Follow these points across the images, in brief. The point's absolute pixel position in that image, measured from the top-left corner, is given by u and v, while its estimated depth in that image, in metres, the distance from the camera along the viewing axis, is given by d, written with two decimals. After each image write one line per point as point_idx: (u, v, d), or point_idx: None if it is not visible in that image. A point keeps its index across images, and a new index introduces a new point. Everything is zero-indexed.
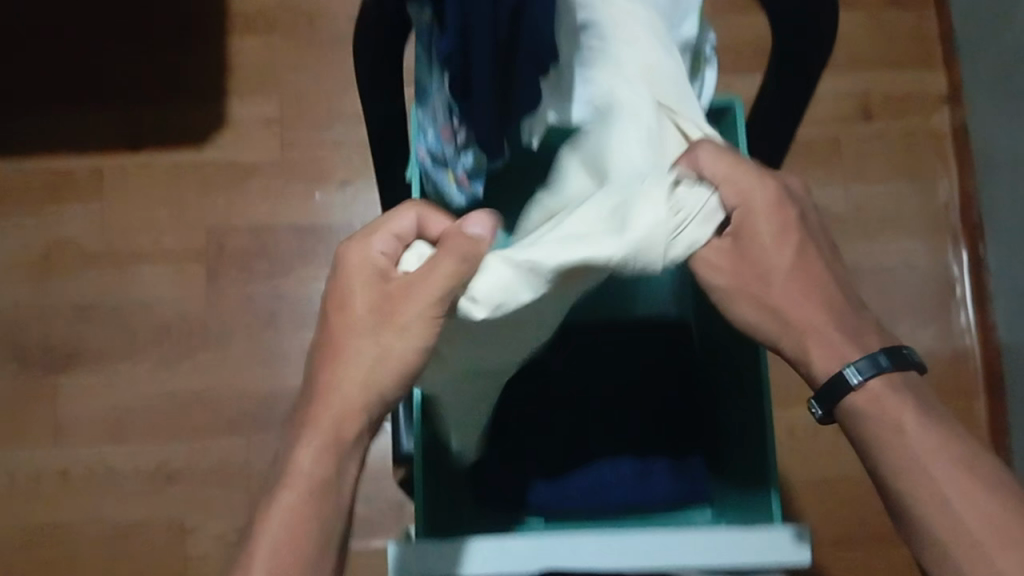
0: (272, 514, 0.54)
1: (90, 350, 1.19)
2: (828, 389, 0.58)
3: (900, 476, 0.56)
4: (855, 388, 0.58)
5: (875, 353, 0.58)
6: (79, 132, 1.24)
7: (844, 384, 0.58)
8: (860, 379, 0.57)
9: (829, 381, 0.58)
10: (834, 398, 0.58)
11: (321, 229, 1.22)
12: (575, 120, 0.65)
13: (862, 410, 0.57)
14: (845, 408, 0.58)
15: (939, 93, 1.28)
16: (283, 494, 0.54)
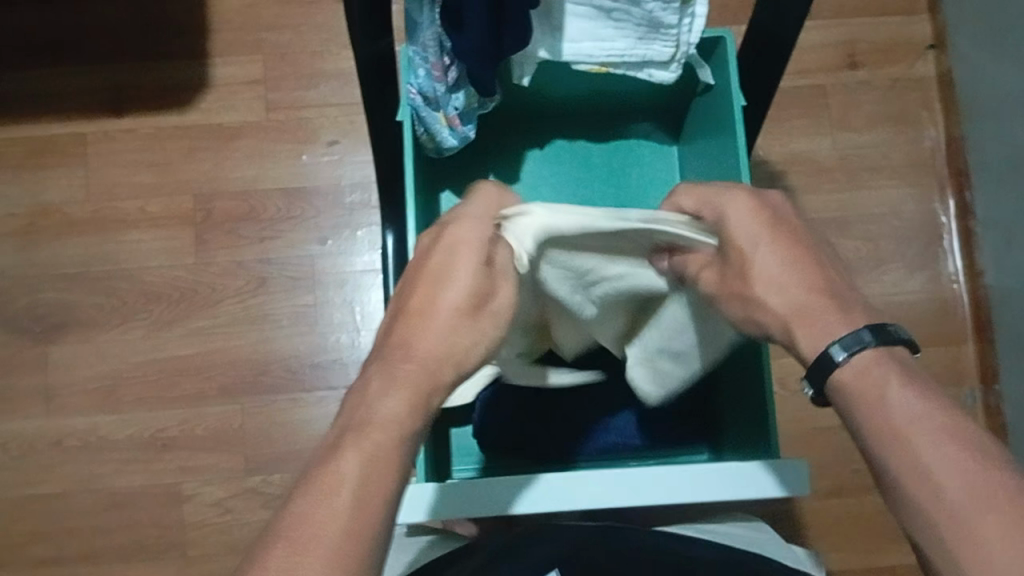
0: (347, 459, 0.46)
1: (79, 318, 1.17)
2: (816, 367, 0.57)
3: (878, 444, 0.52)
4: (841, 364, 0.55)
5: (860, 329, 0.56)
6: (58, 96, 1.21)
7: (830, 361, 0.56)
8: (846, 355, 0.55)
9: (816, 359, 0.57)
10: (822, 375, 0.56)
11: (309, 190, 1.20)
12: (563, 58, 0.73)
13: (847, 383, 0.55)
14: (833, 386, 0.56)
15: (926, 40, 1.28)
16: (359, 438, 0.47)
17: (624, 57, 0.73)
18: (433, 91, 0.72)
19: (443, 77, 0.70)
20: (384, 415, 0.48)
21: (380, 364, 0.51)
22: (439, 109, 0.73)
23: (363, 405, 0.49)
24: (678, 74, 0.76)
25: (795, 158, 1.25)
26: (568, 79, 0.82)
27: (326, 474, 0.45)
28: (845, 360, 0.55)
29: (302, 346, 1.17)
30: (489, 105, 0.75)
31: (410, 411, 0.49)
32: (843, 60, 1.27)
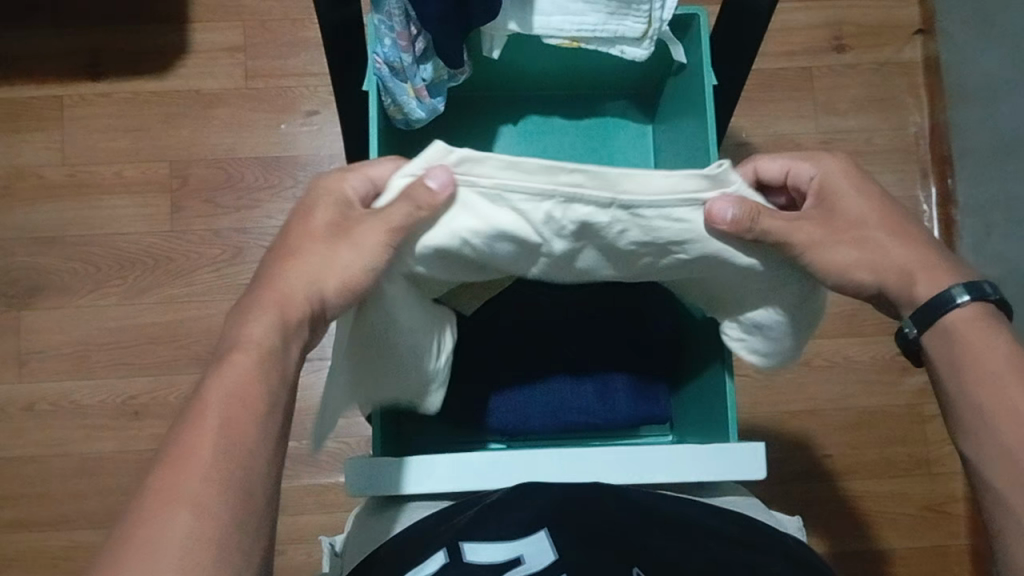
0: (213, 387, 0.52)
1: (52, 283, 1.16)
2: (930, 308, 0.61)
3: (965, 392, 0.58)
4: (957, 307, 0.60)
5: (982, 282, 0.61)
6: (35, 58, 1.19)
7: (949, 303, 0.60)
8: (964, 300, 0.60)
9: (935, 299, 0.61)
10: (935, 313, 0.61)
11: (288, 160, 1.19)
12: (535, 29, 0.72)
13: (959, 327, 0.60)
14: (938, 326, 0.61)
15: (912, 25, 1.27)
16: (219, 378, 0.52)
17: (595, 33, 0.72)
18: (399, 61, 0.72)
19: (409, 47, 0.70)
20: (247, 340, 0.55)
21: (244, 310, 0.57)
22: (407, 81, 0.73)
23: (235, 332, 0.56)
24: (651, 51, 0.75)
25: (776, 141, 1.24)
26: (541, 55, 0.82)
27: (197, 410, 0.50)
28: (965, 304, 0.60)
29: None
30: (459, 79, 0.76)
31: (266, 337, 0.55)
32: (829, 42, 1.26)
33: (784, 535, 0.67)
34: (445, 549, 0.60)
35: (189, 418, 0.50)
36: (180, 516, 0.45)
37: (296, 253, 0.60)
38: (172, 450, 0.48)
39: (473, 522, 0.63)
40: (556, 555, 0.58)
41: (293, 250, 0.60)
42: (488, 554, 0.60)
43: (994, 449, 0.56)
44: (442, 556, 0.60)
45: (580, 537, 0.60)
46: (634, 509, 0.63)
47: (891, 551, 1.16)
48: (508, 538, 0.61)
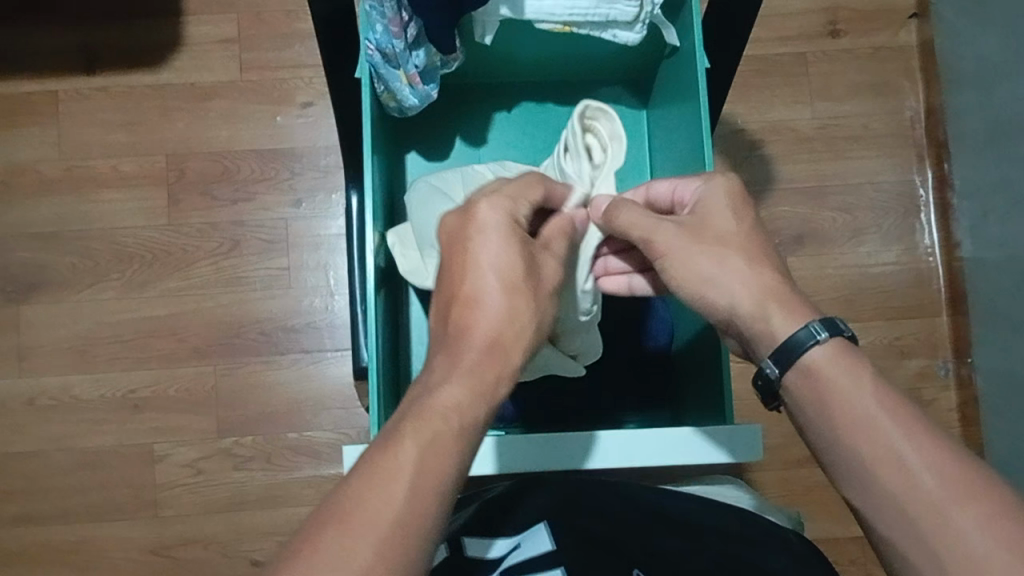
0: (407, 442, 0.48)
1: (51, 278, 1.16)
2: (788, 347, 0.56)
3: (829, 437, 0.54)
4: (816, 344, 0.56)
5: (835, 318, 0.57)
6: (31, 53, 1.20)
7: (806, 341, 0.56)
8: (821, 337, 0.56)
9: (789, 338, 0.57)
10: (790, 356, 0.56)
11: (284, 153, 1.19)
12: (527, 15, 0.72)
13: (821, 368, 0.55)
14: (801, 367, 0.56)
15: (907, 8, 1.27)
16: (415, 425, 0.49)
17: (586, 17, 0.73)
18: (391, 47, 0.72)
19: (401, 33, 0.71)
20: (447, 404, 0.51)
21: (443, 361, 0.55)
22: (399, 67, 0.74)
23: (422, 396, 0.52)
24: (643, 35, 0.75)
25: (772, 127, 1.24)
26: (533, 40, 0.82)
27: (386, 460, 0.47)
28: (820, 346, 0.56)
29: (275, 308, 1.16)
30: (451, 65, 0.76)
31: (470, 400, 0.52)
32: (824, 27, 1.26)
33: (784, 530, 0.65)
34: (448, 543, 0.63)
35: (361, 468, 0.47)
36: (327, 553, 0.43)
37: (479, 299, 0.57)
38: (336, 503, 0.46)
39: (478, 514, 0.65)
40: (551, 547, 0.61)
41: (481, 304, 0.57)
42: (488, 549, 0.62)
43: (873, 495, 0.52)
44: (444, 550, 0.63)
45: (578, 535, 0.62)
46: (629, 506, 0.65)
47: None
48: (507, 534, 0.63)
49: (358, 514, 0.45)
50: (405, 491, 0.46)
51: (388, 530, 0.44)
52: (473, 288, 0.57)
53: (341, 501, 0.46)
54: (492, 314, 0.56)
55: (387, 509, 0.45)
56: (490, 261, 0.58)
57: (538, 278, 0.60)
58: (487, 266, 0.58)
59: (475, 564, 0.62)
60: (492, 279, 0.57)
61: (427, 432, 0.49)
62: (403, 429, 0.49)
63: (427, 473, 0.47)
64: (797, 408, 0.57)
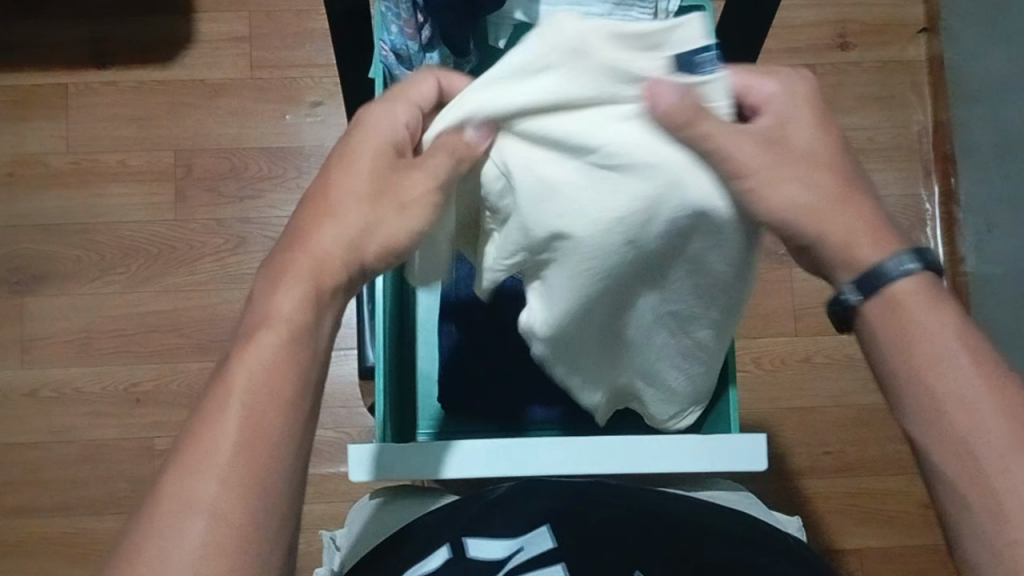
0: (246, 362, 0.48)
1: (56, 270, 1.16)
2: (867, 279, 0.52)
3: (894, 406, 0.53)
4: (898, 279, 0.51)
5: (921, 248, 0.52)
6: (43, 46, 1.20)
7: (885, 274, 0.51)
8: (906, 270, 0.51)
9: (869, 269, 0.52)
10: (870, 289, 0.52)
11: (292, 151, 1.19)
12: (542, 19, 0.73)
13: (896, 304, 0.51)
14: (881, 301, 0.52)
15: (916, 23, 1.28)
16: (241, 351, 0.49)
17: (601, 23, 0.73)
18: (405, 48, 0.73)
19: (415, 34, 0.72)
20: (274, 315, 0.50)
21: (274, 266, 0.52)
22: (412, 68, 0.74)
23: (262, 301, 0.51)
24: None
25: None
26: None
27: (241, 388, 0.48)
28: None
29: None
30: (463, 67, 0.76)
31: (304, 305, 0.50)
32: (834, 39, 1.27)
33: (783, 533, 0.66)
34: (449, 545, 0.63)
35: (210, 400, 0.48)
36: (197, 523, 0.44)
37: (330, 204, 0.54)
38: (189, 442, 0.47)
39: (477, 514, 0.65)
40: (552, 544, 0.63)
41: (333, 201, 0.54)
42: (488, 550, 0.63)
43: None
44: (445, 552, 0.63)
45: (578, 533, 0.63)
46: (630, 503, 0.66)
47: (888, 548, 1.16)
48: (507, 534, 0.64)
49: (210, 457, 0.46)
50: (238, 417, 0.47)
51: (231, 458, 0.46)
52: (352, 149, 0.55)
53: (194, 432, 0.47)
54: (343, 220, 0.53)
55: (217, 451, 0.46)
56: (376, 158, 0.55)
57: (398, 190, 0.54)
58: (364, 146, 0.55)
59: (481, 567, 0.62)
60: (367, 167, 0.55)
61: (261, 356, 0.48)
62: (237, 356, 0.49)
63: (270, 397, 0.48)
64: (864, 344, 0.53)
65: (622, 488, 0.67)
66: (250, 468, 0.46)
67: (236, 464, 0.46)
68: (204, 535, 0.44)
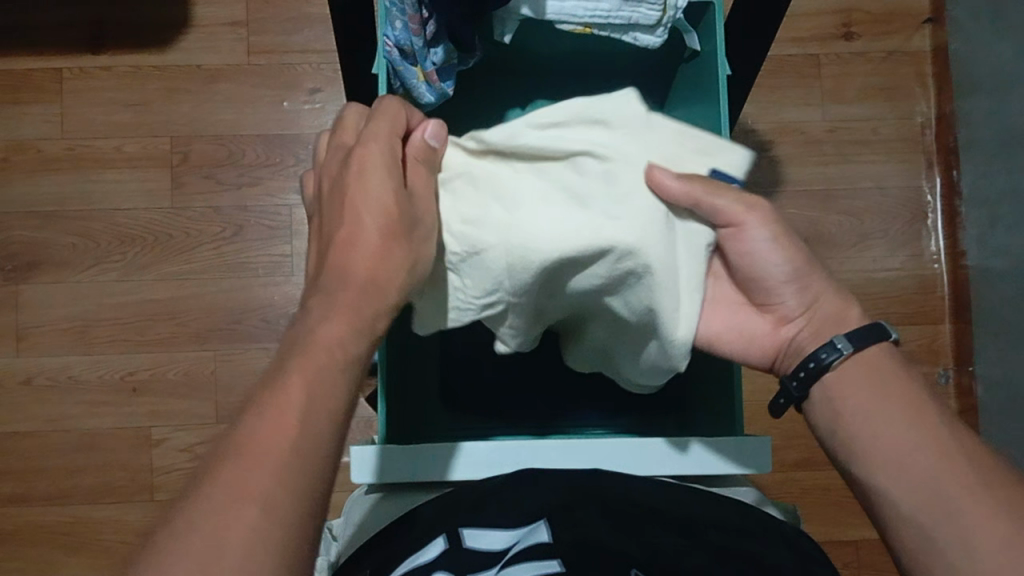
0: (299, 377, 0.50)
1: (51, 257, 1.15)
2: (816, 361, 0.62)
3: (859, 457, 0.59)
4: (844, 355, 0.62)
5: (874, 323, 0.63)
6: (35, 30, 1.18)
7: (832, 351, 0.62)
8: (851, 346, 0.62)
9: (818, 348, 0.63)
10: (819, 369, 0.62)
11: (290, 138, 1.18)
12: (549, 12, 0.71)
13: (843, 379, 0.62)
14: (828, 379, 0.62)
15: (921, 12, 1.26)
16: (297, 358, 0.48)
17: (608, 19, 0.72)
18: (410, 44, 0.71)
19: (421, 30, 0.70)
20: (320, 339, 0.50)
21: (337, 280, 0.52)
22: (416, 64, 0.73)
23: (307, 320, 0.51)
24: (664, 38, 0.75)
25: (782, 127, 1.23)
26: (552, 40, 0.81)
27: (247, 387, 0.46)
28: (849, 353, 0.62)
29: (278, 295, 1.15)
30: (468, 62, 0.76)
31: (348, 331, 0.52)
32: (838, 28, 1.25)
33: (780, 522, 0.66)
34: (446, 535, 0.62)
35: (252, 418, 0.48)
36: (250, 512, 0.43)
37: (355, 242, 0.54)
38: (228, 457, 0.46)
39: (475, 505, 0.65)
40: (549, 539, 0.62)
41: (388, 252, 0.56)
42: (487, 541, 0.62)
43: (889, 476, 0.57)
44: (442, 543, 0.62)
45: (578, 530, 0.62)
46: (632, 501, 0.65)
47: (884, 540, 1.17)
48: (507, 527, 0.63)
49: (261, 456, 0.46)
50: None
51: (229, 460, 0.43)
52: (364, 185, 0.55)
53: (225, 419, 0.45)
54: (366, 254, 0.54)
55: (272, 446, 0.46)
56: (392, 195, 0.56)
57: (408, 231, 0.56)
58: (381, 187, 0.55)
59: (481, 557, 0.61)
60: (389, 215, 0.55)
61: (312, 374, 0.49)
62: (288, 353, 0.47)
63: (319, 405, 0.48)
64: (815, 422, 0.63)
65: (618, 476, 0.67)
66: (301, 466, 0.45)
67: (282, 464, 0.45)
68: (237, 512, 0.43)
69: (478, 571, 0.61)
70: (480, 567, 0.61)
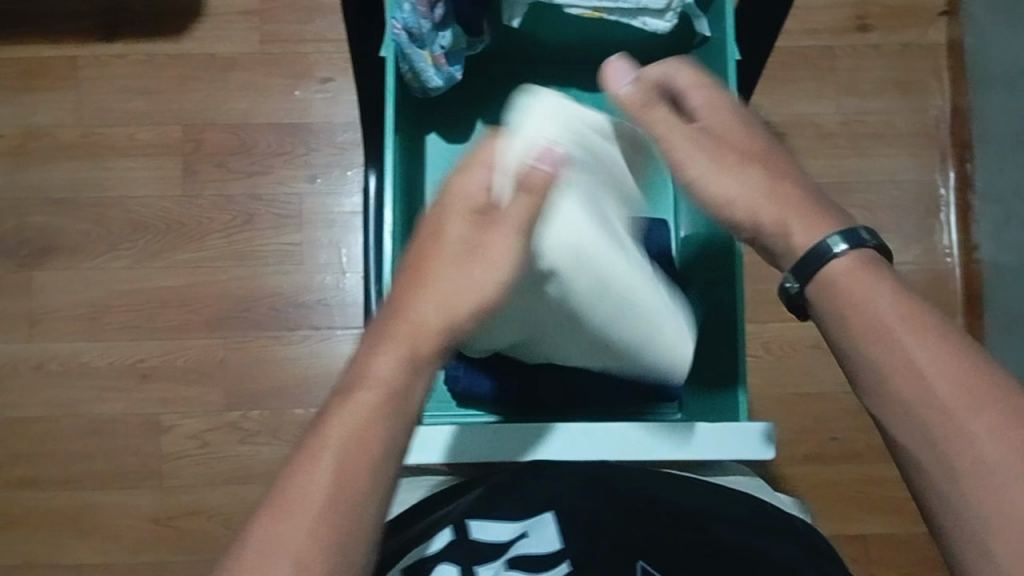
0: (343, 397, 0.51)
1: (65, 243, 1.16)
2: (807, 260, 0.55)
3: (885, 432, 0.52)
4: (838, 257, 0.54)
5: (863, 228, 0.55)
6: (52, 20, 1.19)
7: (826, 252, 0.54)
8: (844, 248, 0.54)
9: (811, 250, 0.55)
10: (812, 268, 0.55)
11: (302, 127, 1.18)
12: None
13: (838, 277, 0.54)
14: (821, 278, 0.54)
15: (937, 6, 1.25)
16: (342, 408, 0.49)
17: (617, 3, 0.72)
18: (418, 27, 0.72)
19: (429, 13, 0.71)
20: None
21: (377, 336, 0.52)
22: (425, 47, 0.73)
23: None
24: (674, 24, 0.74)
25: (795, 120, 1.23)
26: (562, 25, 0.81)
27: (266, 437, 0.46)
28: (843, 253, 0.54)
29: (287, 284, 1.16)
30: (477, 47, 0.76)
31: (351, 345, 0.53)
32: (852, 21, 1.24)
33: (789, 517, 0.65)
34: (452, 526, 0.62)
35: None
36: None
37: None
38: None
39: (481, 496, 0.64)
40: (559, 545, 0.61)
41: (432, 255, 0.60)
42: (492, 532, 0.62)
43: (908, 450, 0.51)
44: (448, 534, 0.62)
45: (589, 528, 0.62)
46: (638, 493, 0.64)
47: (893, 536, 1.16)
48: (512, 518, 0.63)
49: None
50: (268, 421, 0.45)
51: None
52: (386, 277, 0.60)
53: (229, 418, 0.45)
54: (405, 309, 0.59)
55: None
56: None
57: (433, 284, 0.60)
58: None
59: (488, 548, 0.61)
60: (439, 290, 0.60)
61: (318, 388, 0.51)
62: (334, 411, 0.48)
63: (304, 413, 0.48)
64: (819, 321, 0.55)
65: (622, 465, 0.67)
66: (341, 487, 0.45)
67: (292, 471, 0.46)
68: None
69: (483, 563, 0.61)
70: (486, 560, 0.61)
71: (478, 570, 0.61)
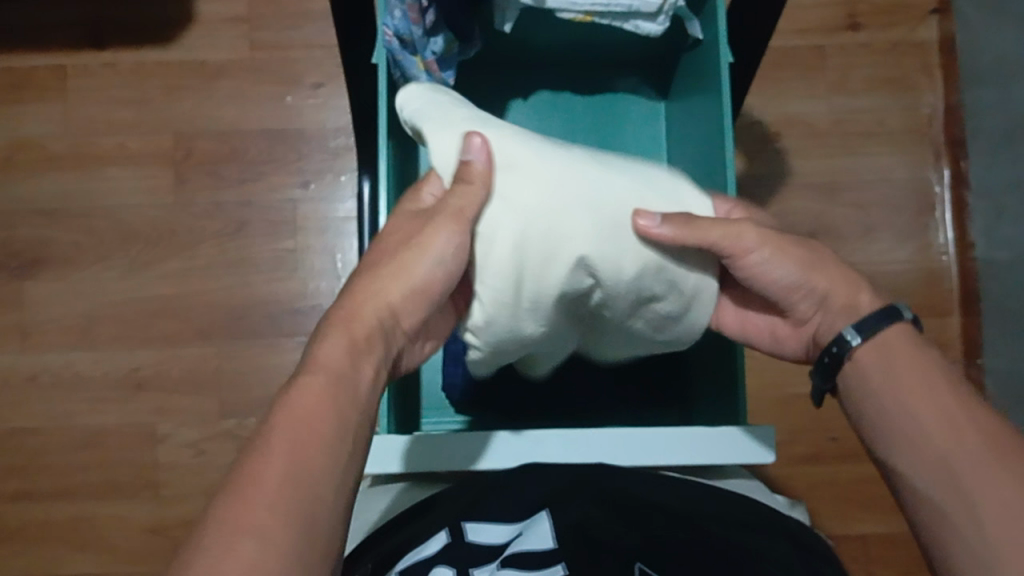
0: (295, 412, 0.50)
1: (57, 254, 1.15)
2: (832, 353, 0.60)
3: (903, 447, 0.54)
4: (856, 347, 0.59)
5: (895, 304, 0.59)
6: (40, 31, 1.18)
7: (844, 344, 0.59)
8: (860, 339, 0.59)
9: (832, 340, 0.60)
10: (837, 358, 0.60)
11: (293, 134, 1.17)
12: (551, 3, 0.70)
13: (866, 361, 0.59)
14: (848, 366, 0.60)
15: (927, 4, 1.25)
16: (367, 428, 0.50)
17: (609, 7, 0.71)
18: (409, 33, 0.72)
19: (420, 19, 0.71)
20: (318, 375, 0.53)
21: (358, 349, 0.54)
22: (416, 53, 0.74)
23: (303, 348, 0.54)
24: (665, 26, 0.74)
25: (787, 120, 1.22)
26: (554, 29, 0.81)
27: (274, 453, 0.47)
28: (860, 344, 0.59)
29: (281, 291, 1.15)
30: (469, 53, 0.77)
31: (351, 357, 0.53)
32: (843, 20, 1.24)
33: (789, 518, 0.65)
34: (448, 529, 0.62)
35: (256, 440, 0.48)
36: (251, 530, 0.43)
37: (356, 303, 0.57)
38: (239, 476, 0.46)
39: (473, 501, 0.64)
40: (553, 545, 0.61)
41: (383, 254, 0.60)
42: (489, 535, 0.62)
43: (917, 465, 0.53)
44: (443, 537, 0.62)
45: (580, 529, 0.62)
46: (636, 495, 0.64)
47: (892, 534, 1.16)
48: (509, 520, 0.63)
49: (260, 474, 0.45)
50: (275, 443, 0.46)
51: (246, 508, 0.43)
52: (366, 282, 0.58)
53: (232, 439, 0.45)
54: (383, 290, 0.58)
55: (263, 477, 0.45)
56: (395, 274, 0.59)
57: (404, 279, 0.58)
58: (380, 279, 0.58)
59: (484, 551, 0.61)
60: (398, 286, 0.58)
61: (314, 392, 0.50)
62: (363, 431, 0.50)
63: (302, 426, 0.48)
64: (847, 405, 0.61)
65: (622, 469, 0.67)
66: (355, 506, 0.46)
67: (283, 485, 0.45)
68: (243, 546, 0.42)
69: (480, 563, 0.60)
70: (481, 561, 0.61)
71: (473, 572, 0.60)
